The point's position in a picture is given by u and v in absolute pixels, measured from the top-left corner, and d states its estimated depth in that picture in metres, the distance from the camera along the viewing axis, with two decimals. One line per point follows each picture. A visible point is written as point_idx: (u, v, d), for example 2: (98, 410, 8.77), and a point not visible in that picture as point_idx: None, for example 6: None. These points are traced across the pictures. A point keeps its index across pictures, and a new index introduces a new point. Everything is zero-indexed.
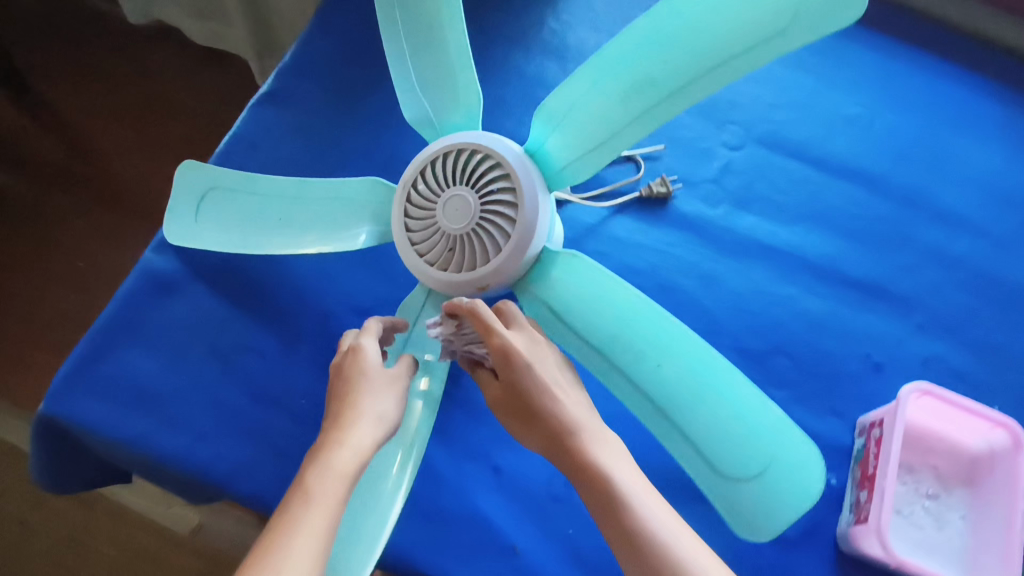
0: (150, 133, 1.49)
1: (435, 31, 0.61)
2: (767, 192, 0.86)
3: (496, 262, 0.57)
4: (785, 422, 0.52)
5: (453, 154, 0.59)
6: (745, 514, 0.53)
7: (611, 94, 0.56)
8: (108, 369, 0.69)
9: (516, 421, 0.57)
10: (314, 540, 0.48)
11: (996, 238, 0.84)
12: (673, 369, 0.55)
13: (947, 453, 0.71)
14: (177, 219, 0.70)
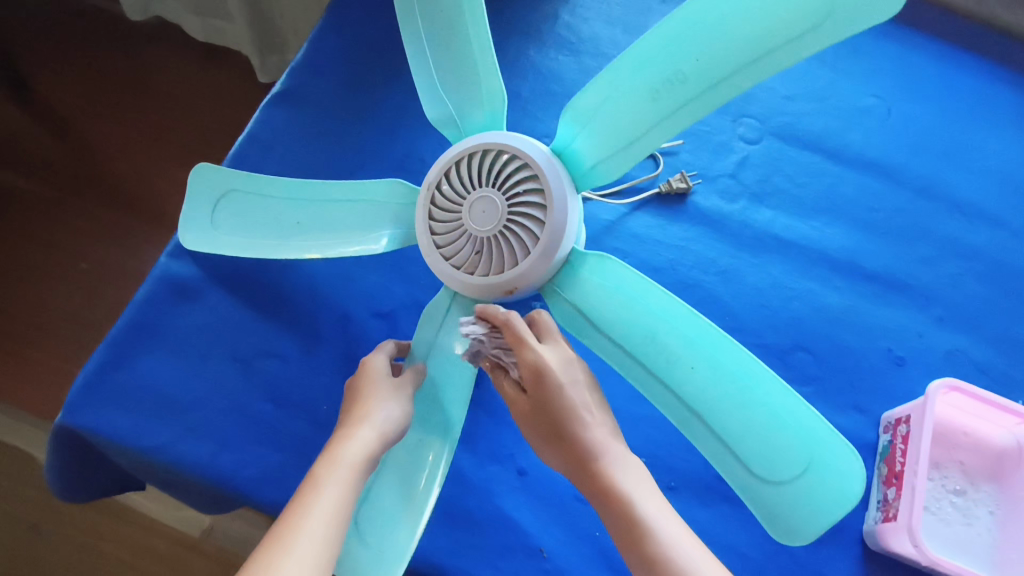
0: (153, 132, 1.48)
1: (457, 31, 0.60)
2: (786, 186, 0.85)
3: (525, 264, 0.56)
4: (824, 424, 0.51)
5: (479, 155, 0.58)
6: (780, 517, 0.53)
7: (638, 95, 0.55)
8: (127, 378, 0.68)
9: (541, 439, 0.56)
10: (319, 531, 0.49)
11: (1015, 229, 0.84)
12: (706, 371, 0.54)
13: (973, 448, 0.70)
14: (194, 223, 0.69)
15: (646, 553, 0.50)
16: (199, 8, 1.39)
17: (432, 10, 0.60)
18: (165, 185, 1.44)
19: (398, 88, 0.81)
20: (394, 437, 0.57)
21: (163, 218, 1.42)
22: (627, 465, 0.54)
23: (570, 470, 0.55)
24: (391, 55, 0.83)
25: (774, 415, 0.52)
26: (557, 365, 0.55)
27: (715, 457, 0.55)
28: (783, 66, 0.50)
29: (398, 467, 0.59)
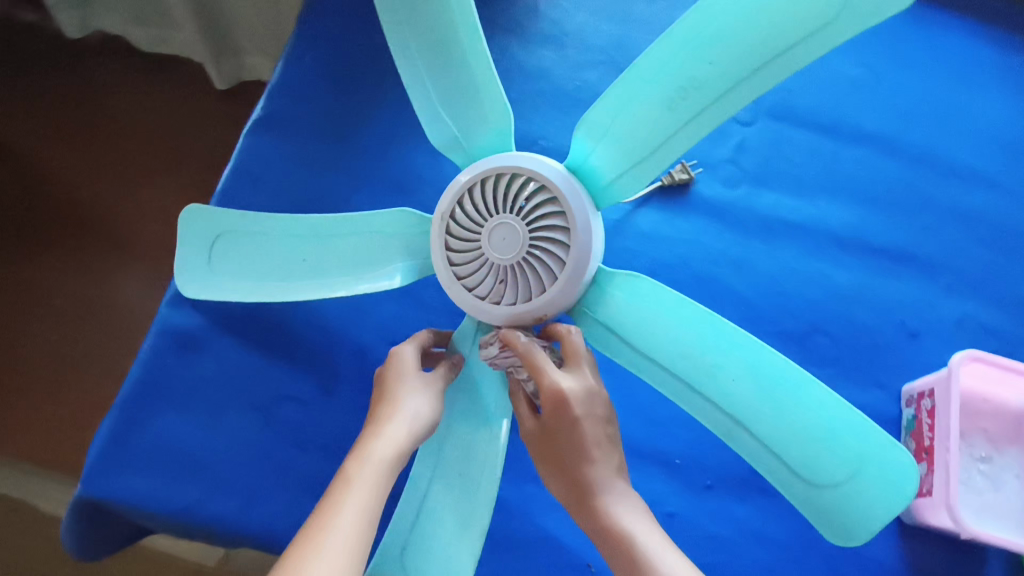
0: (113, 155, 1.41)
1: (451, 53, 0.57)
2: (785, 166, 0.84)
3: (555, 290, 0.54)
4: (871, 425, 0.50)
5: (492, 179, 0.55)
6: (836, 519, 0.52)
7: (652, 106, 0.52)
8: (145, 439, 0.66)
9: (550, 463, 0.55)
10: (347, 535, 0.46)
11: (1010, 188, 0.85)
12: (745, 383, 0.53)
13: (993, 414, 0.72)
14: (190, 268, 0.65)
15: None
16: (142, 17, 1.31)
17: (422, 32, 0.56)
18: (133, 210, 1.37)
19: (387, 105, 0.78)
20: (425, 430, 0.54)
21: (136, 243, 1.36)
22: (630, 505, 0.54)
23: (573, 499, 0.55)
24: (373, 68, 0.79)
25: (820, 419, 0.51)
26: (580, 394, 0.53)
27: (763, 464, 0.54)
28: (800, 64, 0.47)
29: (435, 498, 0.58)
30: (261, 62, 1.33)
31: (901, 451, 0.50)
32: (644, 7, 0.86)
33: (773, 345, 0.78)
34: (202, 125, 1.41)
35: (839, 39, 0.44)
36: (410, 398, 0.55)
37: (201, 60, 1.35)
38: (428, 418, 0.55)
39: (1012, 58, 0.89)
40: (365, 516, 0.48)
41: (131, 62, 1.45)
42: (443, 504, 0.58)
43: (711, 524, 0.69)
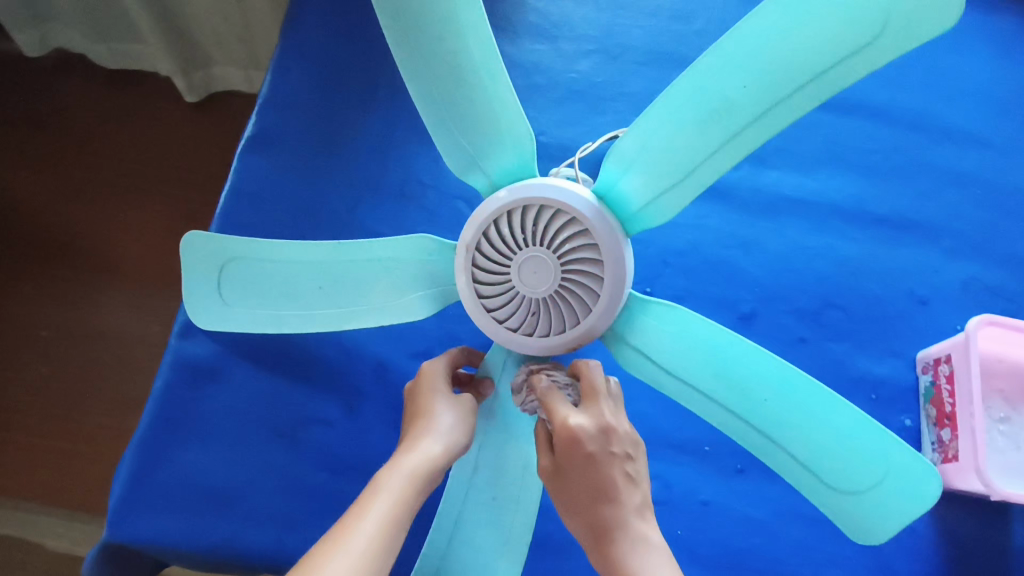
0: (80, 173, 1.34)
1: (464, 73, 0.51)
2: (783, 142, 0.84)
3: (589, 323, 0.53)
4: (897, 440, 0.50)
5: (518, 211, 0.53)
6: (857, 525, 0.54)
7: (686, 131, 0.50)
8: (167, 477, 0.65)
9: (567, 504, 0.53)
10: (374, 542, 0.45)
11: (1002, 147, 0.86)
12: (775, 402, 0.53)
13: (1008, 374, 0.73)
14: (200, 302, 0.61)
15: None
16: (102, 33, 1.25)
17: (431, 51, 0.51)
18: (109, 229, 1.31)
19: (378, 111, 0.78)
20: (459, 448, 0.53)
21: (113, 263, 1.29)
22: (649, 552, 0.50)
23: (591, 542, 0.52)
24: (364, 78, 0.79)
25: (848, 435, 0.52)
26: (592, 430, 0.51)
27: (789, 472, 0.55)
28: (837, 85, 0.46)
29: (472, 526, 0.59)
30: (232, 71, 1.28)
31: (927, 463, 0.50)
32: None
33: (788, 323, 0.78)
34: (176, 136, 1.35)
35: (880, 58, 0.44)
36: (444, 412, 0.54)
37: (168, 73, 1.29)
38: (461, 436, 0.53)
39: (989, 20, 0.90)
40: (392, 530, 0.46)
41: (90, 76, 1.38)
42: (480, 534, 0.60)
43: (744, 507, 0.70)
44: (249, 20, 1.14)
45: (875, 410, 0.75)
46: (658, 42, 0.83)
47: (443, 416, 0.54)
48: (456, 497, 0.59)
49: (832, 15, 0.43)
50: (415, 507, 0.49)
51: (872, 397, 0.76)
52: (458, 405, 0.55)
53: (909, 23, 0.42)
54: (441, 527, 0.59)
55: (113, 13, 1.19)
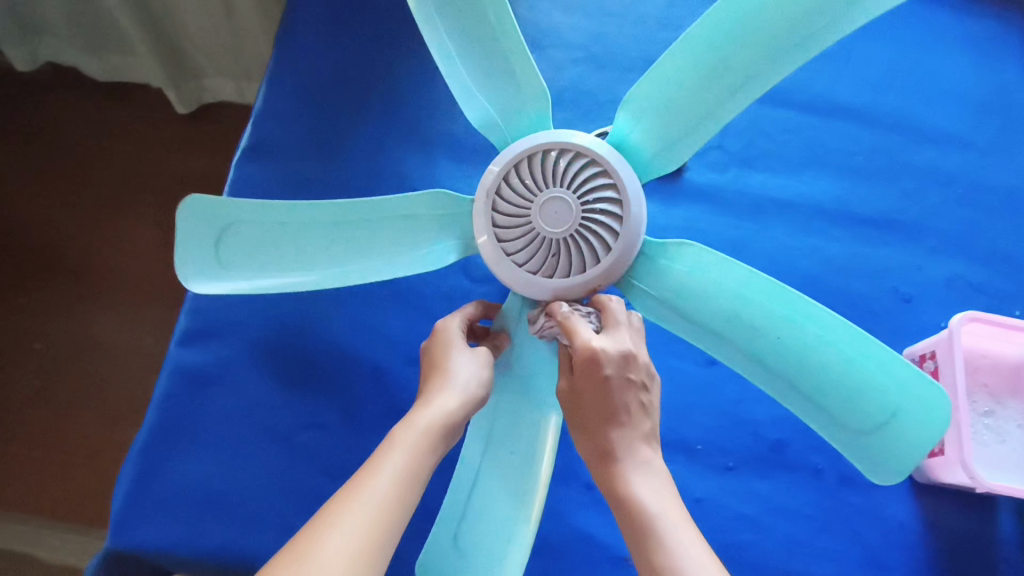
0: (72, 185, 1.34)
1: (487, 28, 0.57)
2: (769, 146, 0.86)
3: (610, 258, 0.56)
4: (911, 370, 0.52)
5: (538, 158, 0.58)
6: (890, 457, 0.54)
7: (692, 83, 0.57)
8: (167, 484, 0.65)
9: (578, 422, 0.57)
10: (389, 487, 0.48)
11: (983, 147, 0.88)
12: (790, 336, 0.55)
13: (992, 368, 0.75)
14: (191, 264, 0.58)
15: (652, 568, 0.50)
16: (94, 46, 1.26)
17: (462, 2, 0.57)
18: (102, 240, 1.31)
19: (372, 119, 0.80)
20: (475, 401, 0.56)
21: (107, 274, 1.30)
22: (650, 472, 0.54)
23: (596, 458, 0.56)
24: (357, 85, 0.81)
25: (862, 367, 0.53)
26: (613, 357, 0.54)
27: (818, 412, 0.56)
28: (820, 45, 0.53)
29: (484, 498, 0.60)
30: (223, 82, 1.29)
31: (938, 393, 0.51)
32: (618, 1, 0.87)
33: None
34: (168, 148, 1.36)
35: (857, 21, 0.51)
36: (460, 368, 0.57)
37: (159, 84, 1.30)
38: (476, 389, 0.56)
39: (968, 23, 0.92)
40: (405, 481, 0.49)
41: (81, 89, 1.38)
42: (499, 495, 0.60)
43: (736, 503, 0.72)
44: (241, 32, 1.15)
45: None
46: (645, 50, 0.85)
47: (465, 372, 0.56)
48: (468, 470, 0.61)
49: None
50: (429, 461, 0.51)
51: None
52: (474, 358, 0.57)
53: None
54: (455, 497, 0.61)
55: (105, 26, 1.20)
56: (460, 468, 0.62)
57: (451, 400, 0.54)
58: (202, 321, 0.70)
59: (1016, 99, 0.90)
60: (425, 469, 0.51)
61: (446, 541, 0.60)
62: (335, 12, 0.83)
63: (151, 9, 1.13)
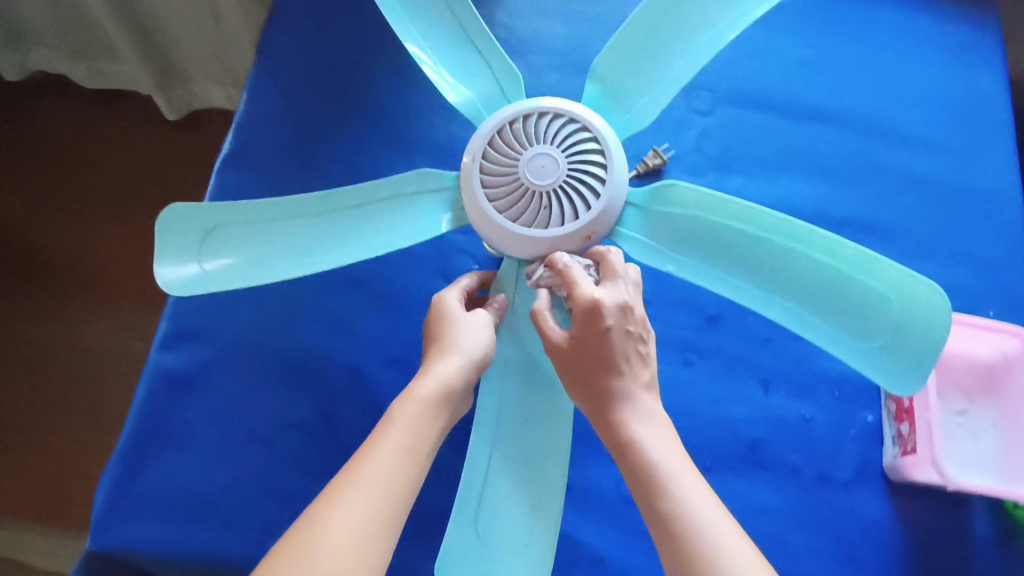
0: (61, 191, 1.35)
1: (457, 25, 0.64)
2: (745, 149, 0.87)
3: (600, 204, 0.62)
4: (898, 269, 0.57)
5: (520, 121, 0.63)
6: (889, 372, 0.58)
7: (646, 56, 0.66)
8: (149, 485, 0.66)
9: (575, 375, 0.59)
10: (391, 458, 0.52)
11: (956, 150, 0.90)
12: (786, 256, 0.60)
13: (965, 368, 0.77)
14: (176, 271, 0.57)
15: (654, 506, 0.52)
16: (80, 54, 1.26)
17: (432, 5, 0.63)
18: (91, 246, 1.32)
19: (352, 125, 0.81)
20: (474, 366, 0.60)
21: (95, 280, 1.30)
22: (650, 419, 0.57)
23: (595, 409, 0.58)
24: (336, 89, 0.82)
25: (853, 275, 0.58)
26: (614, 307, 0.57)
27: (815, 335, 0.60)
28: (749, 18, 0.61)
29: (502, 472, 0.63)
30: (211, 87, 1.29)
31: (933, 288, 0.56)
32: (595, 9, 0.88)
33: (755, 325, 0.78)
34: (158, 154, 1.36)
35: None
36: (460, 335, 0.61)
37: (147, 91, 1.30)
38: (473, 356, 0.60)
39: (940, 29, 0.94)
40: (406, 452, 0.53)
41: (70, 97, 1.38)
42: (518, 458, 0.63)
43: None
44: (228, 40, 1.16)
45: (838, 407, 0.77)
46: None
47: (467, 340, 0.61)
48: (482, 447, 0.63)
49: None
50: (429, 429, 0.56)
51: (835, 395, 0.77)
52: (472, 324, 0.62)
53: None
54: (472, 475, 0.62)
55: (93, 34, 1.20)
56: (473, 446, 0.63)
57: (450, 369, 0.59)
58: (184, 324, 0.71)
59: (987, 104, 0.92)
60: (429, 440, 0.55)
61: (467, 521, 0.60)
62: (314, 19, 0.84)
63: (138, 15, 1.14)
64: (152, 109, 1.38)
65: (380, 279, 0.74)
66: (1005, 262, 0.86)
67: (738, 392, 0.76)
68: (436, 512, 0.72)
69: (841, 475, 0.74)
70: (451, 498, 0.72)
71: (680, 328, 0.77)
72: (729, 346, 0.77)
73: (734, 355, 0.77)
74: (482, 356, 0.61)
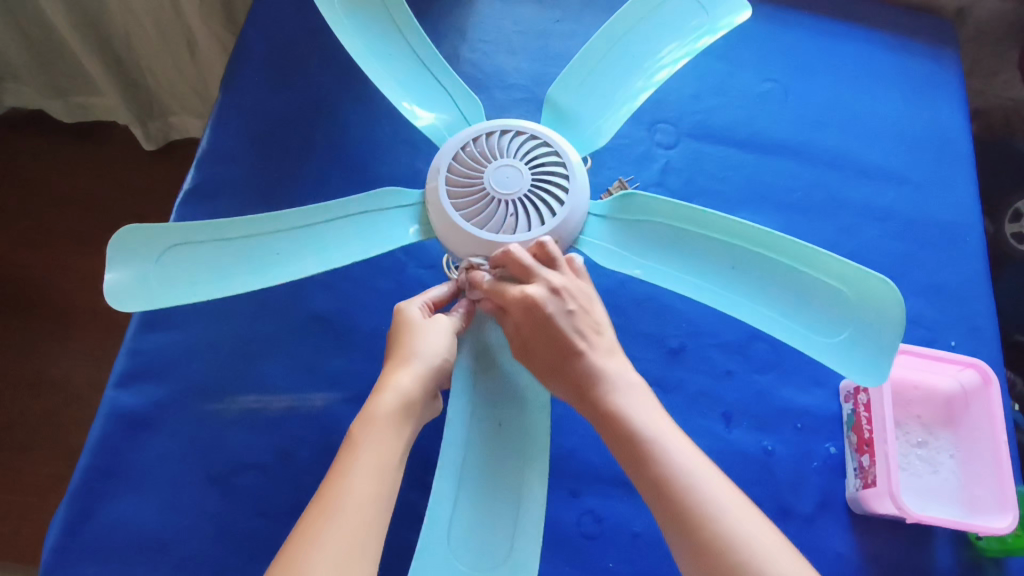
0: (35, 221, 1.28)
1: (413, 54, 0.67)
2: (708, 183, 0.88)
3: (564, 211, 0.62)
4: (849, 265, 0.59)
5: (483, 138, 0.64)
6: (860, 359, 0.58)
7: (603, 84, 0.68)
8: (100, 527, 0.66)
9: (540, 367, 0.59)
10: (365, 485, 0.51)
11: (916, 182, 0.91)
12: (743, 258, 0.61)
13: (923, 400, 0.78)
14: (127, 294, 0.55)
15: (647, 476, 0.54)
16: (59, 90, 1.23)
17: (387, 36, 0.66)
18: (66, 275, 1.25)
19: (316, 157, 0.82)
20: (438, 374, 0.60)
21: (69, 311, 1.24)
22: (623, 386, 0.58)
23: (576, 396, 0.58)
24: (297, 126, 0.83)
25: (809, 274, 0.60)
26: (546, 295, 0.58)
27: (782, 334, 0.60)
28: (693, 52, 0.66)
29: (474, 483, 0.60)
30: (189, 119, 1.26)
31: (882, 280, 0.57)
32: (561, 45, 0.90)
33: (717, 358, 0.78)
34: (137, 183, 1.32)
35: (714, 33, 0.66)
36: (420, 345, 0.60)
37: (124, 122, 1.28)
38: (435, 365, 0.59)
39: (899, 63, 0.96)
40: (377, 476, 0.52)
41: (43, 126, 1.33)
42: (495, 466, 0.61)
43: None
44: (205, 73, 1.15)
45: (799, 439, 0.77)
46: None
47: (428, 347, 0.60)
48: (451, 457, 0.60)
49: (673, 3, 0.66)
50: (397, 448, 0.55)
51: (797, 427, 0.77)
52: (435, 331, 0.61)
53: (724, 11, 0.65)
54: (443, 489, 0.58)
55: (70, 69, 1.18)
56: (443, 457, 0.59)
57: (412, 378, 0.58)
58: (140, 363, 0.71)
59: (945, 136, 0.94)
60: (396, 451, 0.55)
61: (439, 535, 0.57)
62: (278, 54, 0.85)
63: (113, 47, 1.12)
64: (131, 137, 1.34)
65: (339, 315, 0.75)
66: (966, 293, 0.87)
67: (701, 426, 0.76)
68: (396, 551, 0.70)
69: (803, 509, 0.74)
70: (412, 535, 0.71)
71: (642, 362, 0.77)
72: (690, 380, 0.77)
73: (695, 389, 0.77)
74: (444, 364, 0.60)
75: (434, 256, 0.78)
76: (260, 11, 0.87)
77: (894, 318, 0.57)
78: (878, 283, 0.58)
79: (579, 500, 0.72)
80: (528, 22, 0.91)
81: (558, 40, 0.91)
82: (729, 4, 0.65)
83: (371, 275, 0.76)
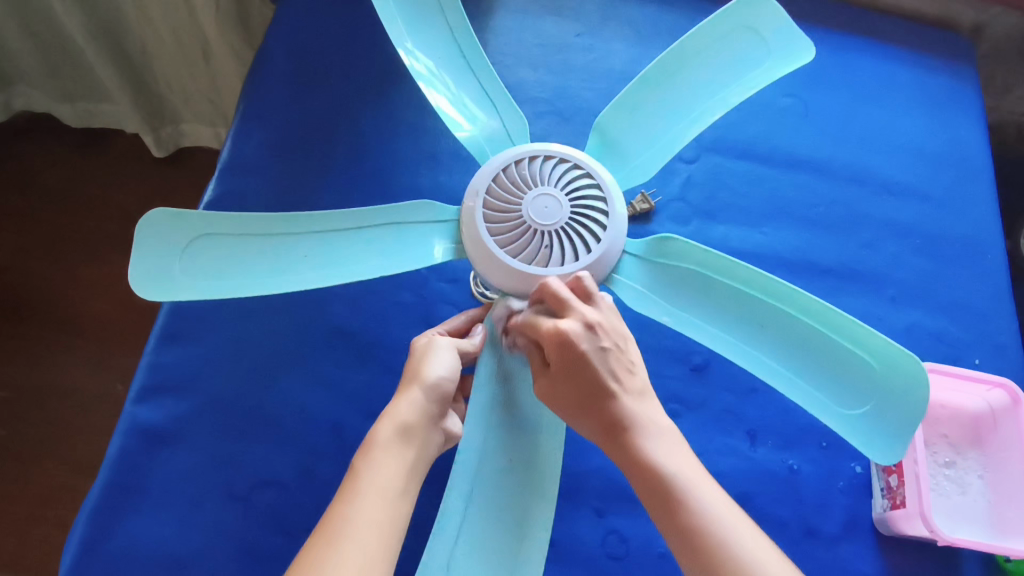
0: (45, 229, 1.27)
1: (460, 51, 0.65)
2: (730, 198, 0.87)
3: (602, 247, 0.61)
4: (896, 347, 0.56)
5: (524, 162, 0.63)
6: (880, 439, 0.57)
7: (653, 115, 0.67)
8: (118, 544, 0.65)
9: (574, 407, 0.58)
10: (371, 510, 0.51)
11: (937, 198, 0.91)
12: (776, 323, 0.60)
13: (951, 419, 0.77)
14: (153, 278, 0.54)
15: (679, 530, 0.54)
16: (69, 94, 1.22)
17: (434, 29, 0.65)
18: (74, 284, 1.24)
19: (339, 171, 0.81)
20: (441, 397, 0.60)
21: (76, 320, 1.22)
22: (658, 432, 0.57)
23: (605, 436, 0.58)
24: (327, 139, 0.82)
25: (846, 348, 0.58)
26: (581, 332, 0.56)
27: (807, 402, 0.59)
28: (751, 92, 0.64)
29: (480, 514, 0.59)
30: (201, 127, 1.25)
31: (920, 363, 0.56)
32: (582, 59, 0.90)
33: (742, 373, 0.77)
34: (148, 192, 1.31)
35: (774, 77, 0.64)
36: (426, 370, 0.60)
37: (133, 129, 1.27)
38: (437, 389, 0.59)
39: (918, 78, 0.96)
40: (380, 499, 0.52)
41: (56, 135, 1.32)
42: (502, 497, 0.61)
43: None
44: (218, 82, 1.14)
45: (825, 458, 0.76)
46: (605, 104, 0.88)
47: (427, 370, 0.60)
48: (459, 493, 0.59)
49: (736, 46, 0.65)
50: (400, 471, 0.55)
51: (823, 445, 0.76)
52: (438, 356, 0.61)
53: (790, 55, 0.63)
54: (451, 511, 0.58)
55: (77, 73, 1.17)
56: (450, 492, 0.59)
57: (410, 405, 0.58)
58: (161, 377, 0.70)
59: (966, 153, 0.93)
60: (400, 477, 0.55)
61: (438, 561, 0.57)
62: (305, 65, 0.85)
63: (128, 52, 1.11)
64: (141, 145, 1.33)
65: (361, 329, 0.74)
66: (989, 310, 0.86)
67: (726, 444, 0.75)
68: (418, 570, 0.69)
69: (830, 528, 0.73)
70: None
71: (667, 379, 0.76)
72: (715, 397, 0.76)
73: (720, 406, 0.76)
74: (446, 389, 0.60)
75: (457, 270, 0.77)
76: (285, 22, 0.86)
77: (920, 399, 0.56)
78: (916, 364, 0.56)
79: (605, 520, 0.71)
80: (550, 35, 0.91)
81: (580, 53, 0.90)
82: (792, 51, 0.64)
83: (393, 288, 0.75)
